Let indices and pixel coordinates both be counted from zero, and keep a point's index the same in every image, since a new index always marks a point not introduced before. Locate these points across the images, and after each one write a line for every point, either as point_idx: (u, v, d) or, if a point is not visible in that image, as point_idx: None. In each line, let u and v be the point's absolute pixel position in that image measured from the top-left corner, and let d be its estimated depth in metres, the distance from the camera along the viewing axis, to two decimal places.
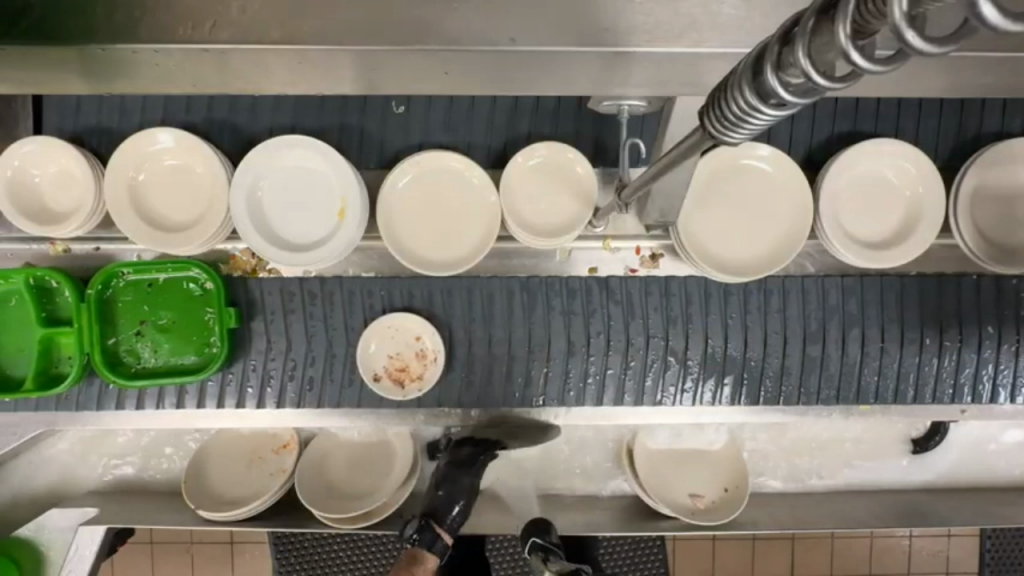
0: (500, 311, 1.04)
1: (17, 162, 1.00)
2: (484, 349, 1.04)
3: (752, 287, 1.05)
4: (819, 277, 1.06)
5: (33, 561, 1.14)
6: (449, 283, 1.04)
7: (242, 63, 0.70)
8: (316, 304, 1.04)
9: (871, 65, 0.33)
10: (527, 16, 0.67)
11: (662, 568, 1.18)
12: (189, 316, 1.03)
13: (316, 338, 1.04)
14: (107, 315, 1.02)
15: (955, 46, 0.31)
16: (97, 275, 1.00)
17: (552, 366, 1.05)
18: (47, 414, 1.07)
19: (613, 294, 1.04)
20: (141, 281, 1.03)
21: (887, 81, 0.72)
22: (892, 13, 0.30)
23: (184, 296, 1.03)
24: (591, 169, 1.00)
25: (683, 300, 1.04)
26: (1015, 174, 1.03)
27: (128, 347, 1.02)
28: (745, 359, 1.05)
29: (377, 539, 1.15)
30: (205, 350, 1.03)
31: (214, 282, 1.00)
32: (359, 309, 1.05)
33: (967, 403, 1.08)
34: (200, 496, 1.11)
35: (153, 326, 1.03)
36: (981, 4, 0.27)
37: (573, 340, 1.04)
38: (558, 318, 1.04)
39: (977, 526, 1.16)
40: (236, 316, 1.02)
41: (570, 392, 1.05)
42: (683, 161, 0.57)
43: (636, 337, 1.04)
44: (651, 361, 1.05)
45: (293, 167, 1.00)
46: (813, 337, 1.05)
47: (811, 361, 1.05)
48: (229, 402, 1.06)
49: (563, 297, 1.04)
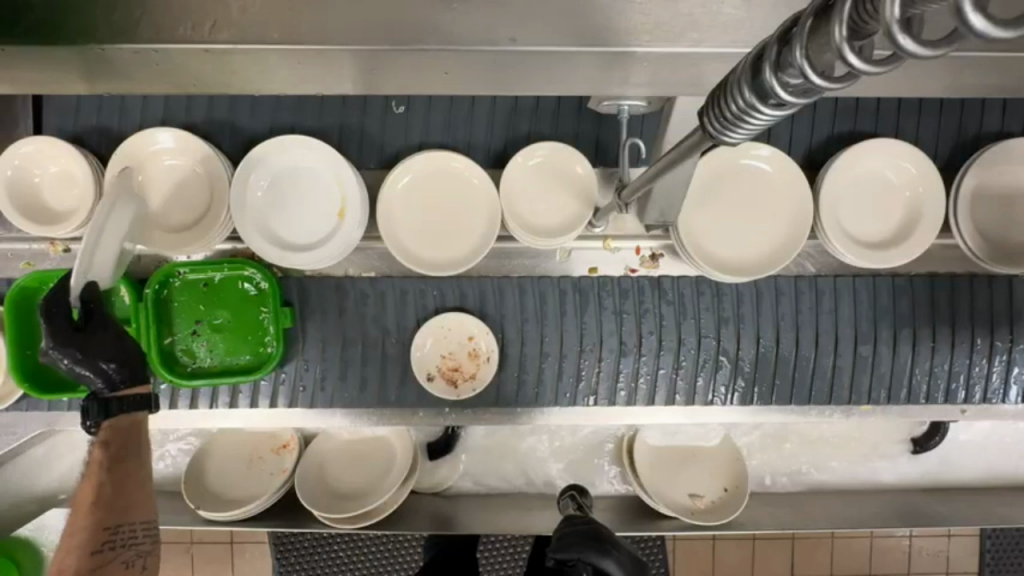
0: (552, 311, 1.05)
1: (17, 162, 0.99)
2: (536, 350, 1.05)
3: (765, 286, 1.06)
4: (870, 277, 1.06)
5: (31, 560, 1.22)
6: (502, 283, 1.05)
7: (242, 64, 0.70)
8: (369, 305, 1.05)
9: (867, 66, 0.33)
10: (526, 16, 0.67)
11: (662, 567, 1.18)
12: (244, 316, 1.03)
13: (371, 338, 1.05)
14: (164, 315, 1.02)
15: (949, 49, 0.31)
16: (154, 275, 1.00)
17: (602, 365, 1.05)
18: (48, 414, 1.07)
19: (666, 294, 1.05)
20: (197, 281, 1.03)
21: (886, 81, 0.72)
22: (885, 15, 0.30)
23: (238, 296, 1.03)
24: (591, 169, 1.00)
25: (735, 300, 1.05)
26: (1015, 174, 1.03)
27: (184, 346, 1.03)
28: (796, 358, 1.06)
29: (377, 539, 1.16)
30: (259, 350, 1.03)
31: (269, 282, 1.00)
32: (412, 308, 1.05)
33: (967, 403, 1.09)
34: (201, 496, 1.11)
35: (209, 325, 1.03)
36: (970, 13, 0.27)
37: (625, 340, 1.05)
38: (610, 318, 1.05)
39: (976, 526, 1.16)
40: (290, 316, 1.02)
41: (621, 392, 1.06)
42: (682, 161, 0.57)
43: (689, 337, 1.05)
44: (703, 361, 1.06)
45: (289, 166, 0.99)
46: (864, 337, 1.06)
47: (863, 360, 1.06)
48: (282, 402, 1.06)
49: (614, 297, 1.05)
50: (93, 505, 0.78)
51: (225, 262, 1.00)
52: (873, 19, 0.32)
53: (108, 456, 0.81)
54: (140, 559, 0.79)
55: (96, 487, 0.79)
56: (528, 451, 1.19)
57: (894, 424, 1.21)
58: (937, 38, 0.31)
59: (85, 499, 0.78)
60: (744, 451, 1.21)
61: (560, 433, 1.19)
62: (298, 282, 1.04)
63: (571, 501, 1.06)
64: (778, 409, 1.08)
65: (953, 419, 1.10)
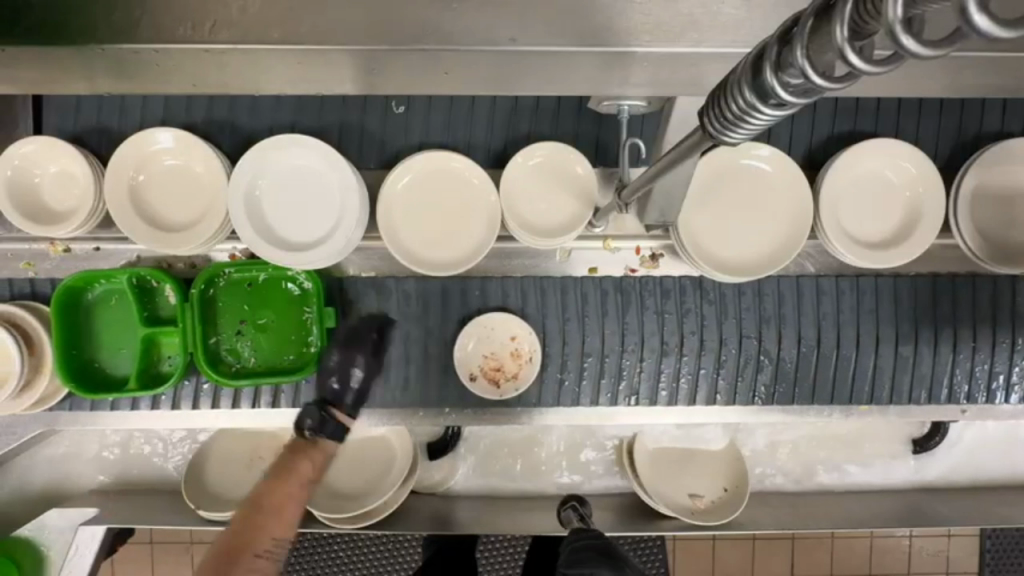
0: (594, 310, 1.05)
1: (17, 162, 0.99)
2: (578, 349, 1.05)
3: (788, 282, 1.06)
4: (910, 277, 1.07)
5: (33, 561, 1.13)
6: (544, 283, 1.05)
7: (243, 64, 0.70)
8: (411, 304, 1.05)
9: (869, 66, 0.34)
10: (526, 16, 0.67)
11: (662, 568, 1.18)
12: (290, 315, 1.04)
13: (413, 338, 1.05)
14: (209, 314, 1.03)
15: (949, 49, 0.31)
16: (200, 275, 1.00)
17: (644, 365, 1.05)
18: (46, 414, 1.07)
19: (708, 294, 1.05)
20: (242, 281, 1.04)
21: (886, 81, 0.72)
22: (886, 15, 0.30)
23: (283, 297, 1.04)
24: (591, 170, 1.00)
25: (776, 300, 1.05)
26: (1016, 174, 1.03)
27: (228, 346, 1.03)
28: (838, 358, 1.06)
29: (377, 539, 1.16)
30: (303, 351, 1.04)
31: (313, 282, 1.01)
32: (454, 309, 1.05)
33: (967, 403, 1.08)
34: (200, 496, 1.11)
35: (253, 325, 1.04)
36: (972, 13, 0.27)
37: (667, 340, 1.05)
38: (652, 318, 1.05)
39: (976, 526, 1.16)
40: (334, 315, 1.03)
41: (662, 392, 1.07)
42: (683, 162, 0.57)
43: (730, 337, 1.05)
44: (745, 361, 1.05)
45: (287, 166, 0.99)
46: (905, 337, 1.06)
47: (904, 361, 1.06)
48: None
49: (656, 297, 1.05)
50: (266, 507, 0.88)
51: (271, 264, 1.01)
52: (874, 19, 0.32)
53: (303, 467, 0.95)
54: (279, 554, 0.87)
55: (280, 487, 0.90)
56: (528, 451, 1.19)
57: (894, 425, 1.21)
58: (938, 37, 0.31)
59: (262, 497, 0.88)
60: (744, 452, 1.21)
61: (560, 433, 1.19)
62: (340, 282, 1.05)
63: (575, 511, 1.08)
64: (780, 409, 1.08)
65: (953, 418, 1.10)
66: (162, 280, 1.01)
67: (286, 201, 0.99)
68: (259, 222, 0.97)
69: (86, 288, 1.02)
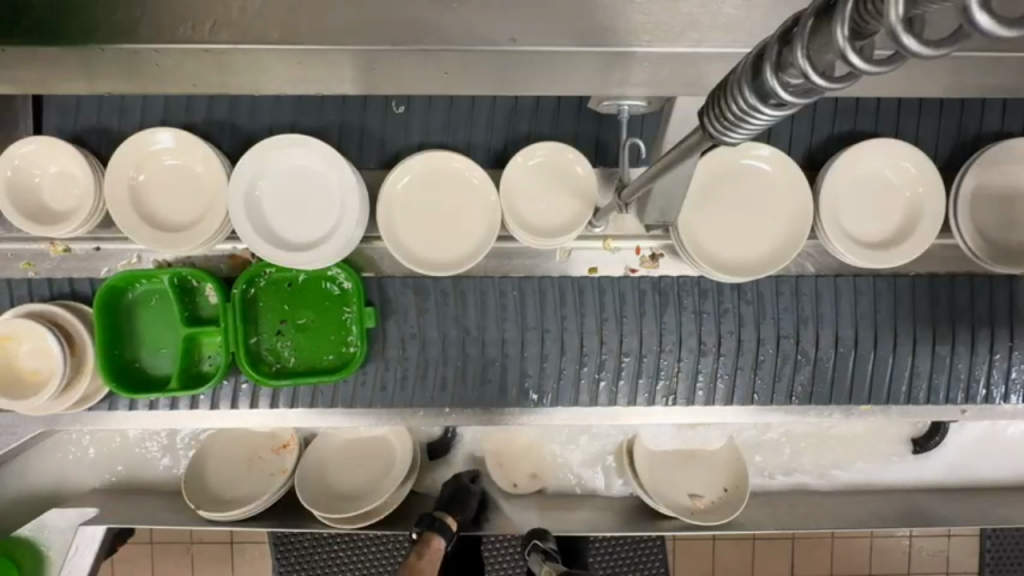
0: (631, 310, 1.05)
1: (17, 162, 0.99)
2: (617, 348, 1.05)
3: (824, 282, 1.06)
4: (948, 277, 1.07)
5: (33, 561, 1.13)
6: (581, 282, 1.05)
7: (245, 64, 0.70)
8: (449, 304, 1.04)
9: (869, 66, 0.34)
10: (526, 16, 0.67)
11: (662, 568, 1.18)
12: (330, 315, 1.04)
13: (451, 339, 1.04)
14: (251, 314, 1.03)
15: (950, 49, 0.31)
16: (241, 275, 1.00)
17: (681, 365, 1.06)
18: (46, 415, 1.07)
19: (746, 295, 1.05)
20: (282, 281, 1.03)
21: (885, 80, 0.72)
22: (889, 16, 0.30)
23: (323, 296, 1.04)
24: (591, 170, 1.00)
25: (813, 300, 1.06)
26: (1016, 174, 1.04)
27: (269, 346, 1.04)
28: (875, 358, 1.06)
29: (377, 539, 1.15)
30: (342, 350, 1.04)
31: (353, 281, 1.01)
32: (493, 310, 1.04)
33: (967, 403, 1.08)
34: (199, 495, 1.12)
35: (293, 325, 1.04)
36: (973, 10, 0.27)
37: (704, 340, 1.05)
38: (690, 317, 1.05)
39: (976, 526, 1.16)
40: (374, 316, 1.02)
41: (699, 392, 1.07)
42: (682, 161, 0.57)
43: (768, 337, 1.05)
44: (782, 360, 1.06)
45: (287, 166, 0.99)
46: (942, 337, 1.06)
47: (941, 360, 1.07)
48: (362, 402, 1.06)
49: (694, 297, 1.05)
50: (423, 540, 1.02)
51: None
52: (875, 18, 0.32)
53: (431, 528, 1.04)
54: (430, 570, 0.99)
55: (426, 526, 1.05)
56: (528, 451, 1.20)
57: (894, 424, 1.21)
58: (938, 37, 0.31)
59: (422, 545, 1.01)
60: (744, 452, 1.21)
61: (562, 434, 1.20)
62: (379, 282, 1.04)
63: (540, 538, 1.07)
64: (781, 410, 1.08)
65: (953, 419, 1.11)
66: (203, 279, 1.02)
67: (285, 203, 0.99)
68: (258, 222, 0.97)
69: (127, 288, 1.02)
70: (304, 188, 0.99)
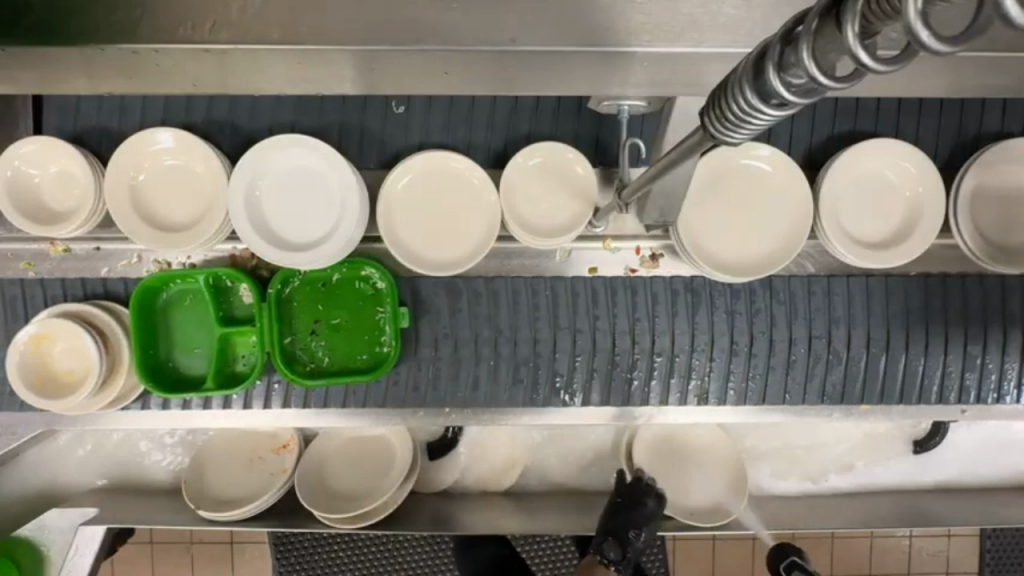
0: (664, 310, 1.05)
1: (17, 163, 1.00)
2: (650, 347, 1.05)
3: (856, 281, 1.06)
4: (967, 277, 1.07)
5: (33, 560, 1.12)
6: (614, 283, 1.05)
7: (244, 65, 0.70)
8: (481, 304, 1.04)
9: (879, 65, 0.34)
10: (527, 16, 0.68)
11: (662, 568, 1.18)
12: (364, 315, 1.04)
13: (483, 338, 1.04)
14: (284, 314, 1.03)
15: (965, 47, 0.31)
16: (276, 275, 1.01)
17: (713, 365, 1.05)
18: (46, 414, 1.07)
19: (778, 294, 1.05)
20: (316, 281, 1.03)
21: (884, 80, 0.72)
22: (907, 11, 0.30)
23: (358, 296, 1.04)
24: (591, 170, 1.00)
25: (845, 300, 1.05)
26: (1016, 174, 1.04)
27: (303, 346, 1.03)
28: (908, 358, 1.06)
29: (377, 540, 1.15)
30: (375, 350, 1.04)
31: (387, 282, 1.01)
32: (524, 310, 1.04)
33: (967, 403, 1.08)
34: (201, 497, 1.12)
35: (327, 325, 1.04)
36: (1006, 3, 0.28)
37: (736, 340, 1.05)
38: (723, 317, 1.05)
39: (977, 526, 1.16)
40: (407, 316, 1.02)
41: (730, 392, 1.06)
42: (683, 162, 0.57)
43: (800, 337, 1.05)
44: (814, 360, 1.06)
45: (288, 166, 0.99)
46: (974, 336, 1.06)
47: (972, 360, 1.07)
48: (394, 401, 1.05)
49: (726, 297, 1.05)
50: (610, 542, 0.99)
51: (345, 262, 1.01)
52: (886, 17, 0.32)
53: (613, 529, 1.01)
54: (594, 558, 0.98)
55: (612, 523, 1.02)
56: (528, 450, 1.20)
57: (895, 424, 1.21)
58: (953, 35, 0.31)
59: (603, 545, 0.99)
60: (746, 452, 1.21)
61: (563, 434, 1.20)
62: (412, 282, 1.05)
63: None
64: (785, 410, 1.08)
65: (953, 419, 1.11)
66: (239, 279, 1.02)
67: (285, 203, 0.99)
68: (258, 221, 0.98)
69: (161, 288, 1.03)
70: (305, 187, 0.99)
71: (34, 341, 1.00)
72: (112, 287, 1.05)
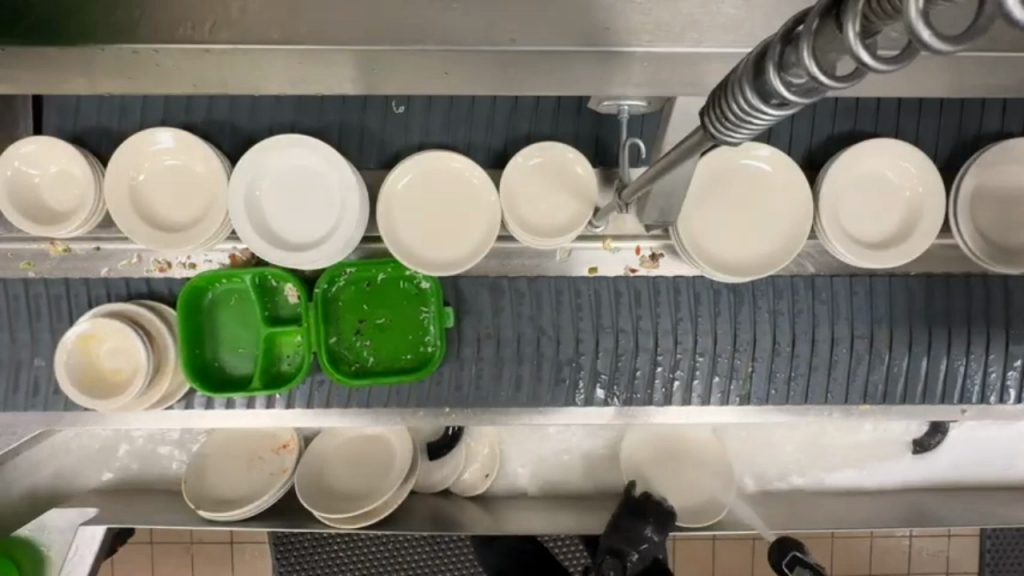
0: (706, 310, 1.05)
1: (18, 163, 1.00)
2: (693, 347, 1.05)
3: (898, 280, 1.06)
4: (981, 278, 1.07)
5: (32, 560, 1.12)
6: (658, 283, 1.05)
7: (245, 65, 0.70)
8: (524, 305, 1.05)
9: (880, 64, 0.34)
10: (526, 16, 0.68)
11: None
12: (407, 315, 1.05)
13: (526, 338, 1.05)
14: (330, 314, 1.03)
15: (968, 45, 0.31)
16: (322, 275, 1.01)
17: (756, 366, 1.06)
18: (44, 414, 1.07)
19: (820, 294, 1.05)
20: (360, 282, 1.04)
21: (880, 80, 0.72)
22: (909, 11, 0.30)
23: (402, 295, 1.05)
24: (591, 169, 1.00)
25: (887, 300, 1.06)
26: (1016, 174, 1.03)
27: (348, 346, 1.04)
28: (952, 357, 1.07)
29: (377, 540, 1.16)
30: (419, 350, 1.04)
31: (431, 282, 1.02)
32: (568, 309, 1.05)
33: (967, 403, 1.09)
34: (202, 497, 1.12)
35: (371, 325, 1.04)
36: (1012, 5, 0.28)
37: (779, 340, 1.05)
38: (765, 317, 1.05)
39: (976, 526, 1.16)
40: (451, 315, 1.03)
41: (772, 392, 1.07)
42: (682, 161, 0.57)
43: (842, 337, 1.06)
44: (856, 361, 1.06)
45: (288, 165, 0.99)
46: (1016, 336, 1.07)
47: (1013, 359, 1.07)
48: (437, 402, 1.06)
49: (768, 297, 1.06)
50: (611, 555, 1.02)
51: (390, 262, 1.02)
52: (888, 16, 0.32)
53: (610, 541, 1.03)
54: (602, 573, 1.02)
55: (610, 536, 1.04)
56: (529, 449, 1.20)
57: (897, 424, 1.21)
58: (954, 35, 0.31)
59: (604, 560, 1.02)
60: (746, 452, 1.21)
61: (565, 434, 1.20)
62: (455, 282, 1.05)
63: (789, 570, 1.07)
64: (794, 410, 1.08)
65: (953, 418, 1.11)
66: (284, 279, 1.02)
67: (285, 202, 0.99)
68: (258, 221, 0.98)
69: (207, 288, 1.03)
70: (305, 187, 0.99)
71: (83, 341, 1.01)
72: (114, 287, 1.05)
